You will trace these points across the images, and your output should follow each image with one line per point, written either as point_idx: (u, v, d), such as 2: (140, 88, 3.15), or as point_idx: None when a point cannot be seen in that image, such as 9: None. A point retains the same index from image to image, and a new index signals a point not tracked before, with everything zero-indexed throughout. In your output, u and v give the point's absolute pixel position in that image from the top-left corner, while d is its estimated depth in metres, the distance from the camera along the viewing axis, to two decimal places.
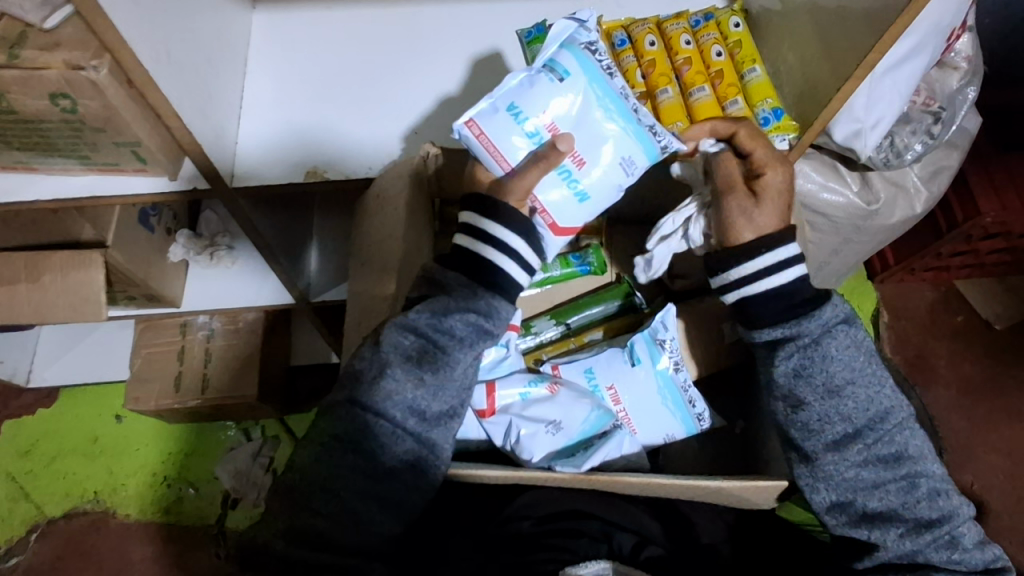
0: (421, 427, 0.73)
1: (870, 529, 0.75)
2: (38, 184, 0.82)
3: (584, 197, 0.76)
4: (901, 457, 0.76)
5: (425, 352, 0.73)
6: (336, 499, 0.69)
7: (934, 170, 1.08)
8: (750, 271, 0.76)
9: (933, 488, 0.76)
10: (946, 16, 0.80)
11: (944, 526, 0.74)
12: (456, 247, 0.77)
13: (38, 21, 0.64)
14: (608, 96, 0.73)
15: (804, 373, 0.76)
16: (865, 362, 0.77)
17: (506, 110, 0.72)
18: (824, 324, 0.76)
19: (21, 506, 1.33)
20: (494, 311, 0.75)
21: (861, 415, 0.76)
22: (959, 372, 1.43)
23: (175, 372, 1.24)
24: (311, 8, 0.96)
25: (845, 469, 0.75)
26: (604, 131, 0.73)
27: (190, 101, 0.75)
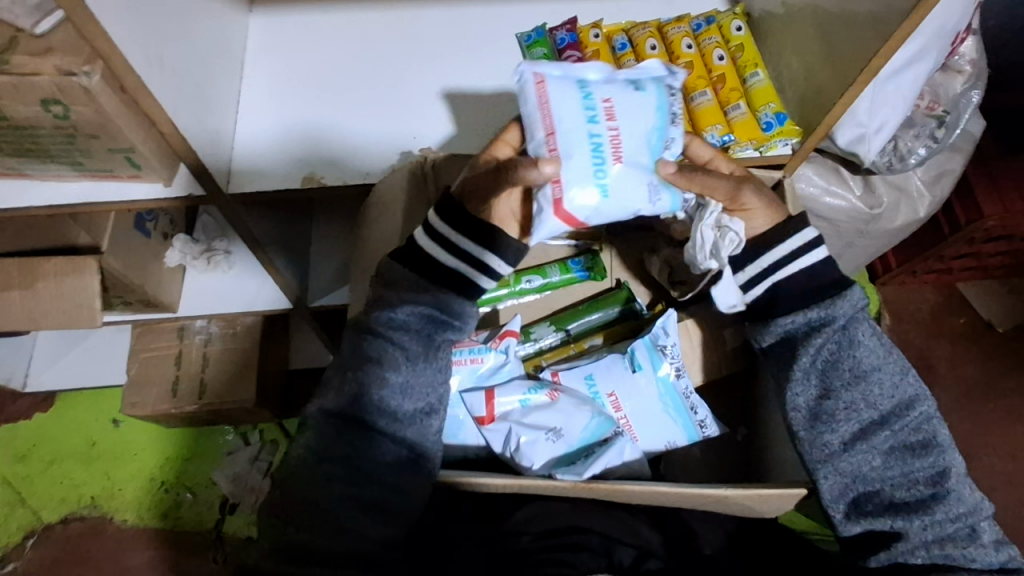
0: (396, 427, 0.72)
1: (894, 519, 0.73)
2: (31, 190, 0.81)
3: (603, 189, 0.65)
4: (929, 446, 0.74)
5: (383, 351, 0.72)
6: (331, 513, 0.68)
7: (938, 173, 1.07)
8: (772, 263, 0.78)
9: (961, 481, 0.74)
10: (952, 20, 0.79)
11: (966, 519, 0.73)
12: (412, 242, 0.75)
13: (29, 27, 0.63)
14: (667, 127, 0.69)
15: (832, 360, 0.76)
16: (888, 350, 0.77)
17: (575, 81, 0.68)
18: (853, 309, 0.77)
19: (17, 511, 1.32)
20: (448, 303, 0.74)
21: (887, 402, 0.75)
22: (961, 375, 1.42)
23: (172, 377, 1.23)
24: (309, 11, 0.95)
25: (871, 457, 0.74)
26: (648, 143, 0.67)
27: (185, 107, 0.74)
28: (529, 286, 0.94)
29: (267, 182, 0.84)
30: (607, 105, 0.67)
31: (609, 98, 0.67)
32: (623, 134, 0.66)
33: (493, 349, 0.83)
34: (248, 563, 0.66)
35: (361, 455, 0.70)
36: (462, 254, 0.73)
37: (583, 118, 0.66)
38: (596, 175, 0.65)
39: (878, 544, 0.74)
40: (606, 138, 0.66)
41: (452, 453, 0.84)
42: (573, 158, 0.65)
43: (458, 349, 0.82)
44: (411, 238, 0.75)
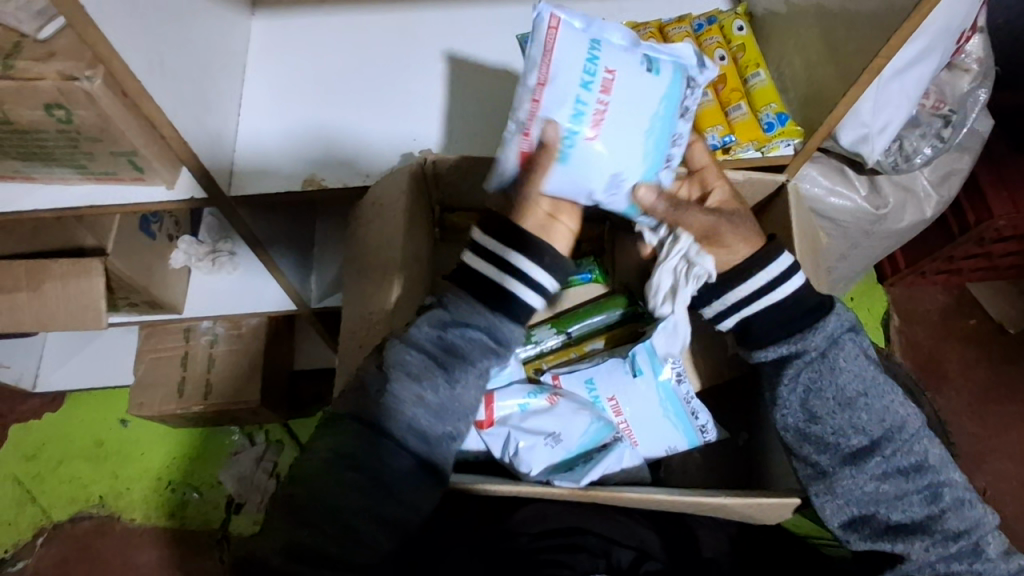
0: (423, 448, 0.71)
1: (893, 542, 0.72)
2: (37, 192, 0.82)
3: (570, 157, 0.68)
4: (922, 467, 0.73)
5: (425, 368, 0.72)
6: (330, 517, 0.67)
7: (945, 173, 1.06)
8: (739, 297, 0.75)
9: (958, 499, 0.73)
10: (957, 19, 0.78)
11: (969, 535, 0.73)
12: (464, 266, 0.75)
13: (33, 32, 0.64)
14: (663, 123, 0.70)
15: (814, 387, 0.74)
16: (875, 372, 0.76)
17: (590, 38, 0.66)
18: (829, 336, 0.75)
19: (27, 510, 1.34)
20: (497, 326, 0.74)
21: (876, 427, 0.74)
22: (972, 377, 1.41)
23: (178, 377, 1.24)
24: (310, 14, 0.96)
25: (864, 483, 0.73)
26: (636, 130, 0.68)
27: (187, 111, 0.74)
28: None
29: (269, 183, 0.85)
30: (608, 78, 0.66)
31: (614, 69, 0.66)
32: (610, 112, 0.67)
33: None
34: (245, 565, 0.67)
35: (376, 473, 0.69)
36: (508, 268, 0.73)
37: (580, 81, 0.66)
38: (565, 140, 0.67)
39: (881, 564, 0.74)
40: (591, 109, 0.66)
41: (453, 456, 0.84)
42: (553, 114, 0.66)
43: None
44: (459, 263, 0.76)
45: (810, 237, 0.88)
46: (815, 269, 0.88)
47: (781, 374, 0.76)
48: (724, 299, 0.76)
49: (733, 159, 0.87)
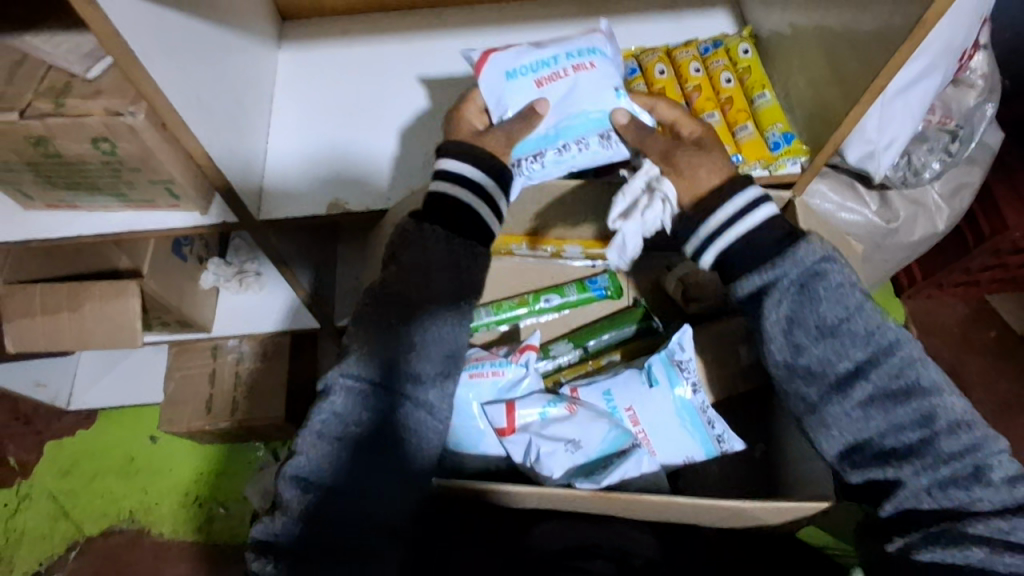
0: (416, 388, 0.73)
1: (886, 468, 0.69)
2: (80, 221, 0.87)
3: (513, 78, 0.83)
4: (912, 390, 0.70)
5: (408, 313, 0.75)
6: (348, 477, 0.70)
7: (956, 186, 1.07)
8: (716, 227, 0.75)
9: (954, 422, 0.69)
10: (958, 38, 0.79)
11: (970, 459, 0.68)
12: (432, 197, 0.78)
13: (82, 72, 0.70)
14: (584, 119, 0.83)
15: (796, 319, 0.72)
16: (861, 299, 0.72)
17: (603, 49, 0.85)
18: (806, 267, 0.72)
19: (61, 524, 1.38)
20: (467, 257, 0.77)
21: (861, 352, 0.71)
22: (994, 389, 1.40)
23: (206, 395, 1.28)
24: (333, 46, 1.00)
25: (848, 409, 0.71)
26: (567, 105, 0.82)
27: (222, 142, 0.79)
28: (548, 303, 0.98)
29: (296, 208, 0.89)
30: (586, 64, 0.83)
31: (594, 63, 0.83)
32: (563, 79, 0.82)
33: (514, 362, 0.85)
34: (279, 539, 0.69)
35: (395, 426, 0.72)
36: (481, 193, 0.79)
37: (567, 52, 0.84)
38: (523, 67, 0.83)
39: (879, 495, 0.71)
40: (554, 66, 0.83)
41: (473, 464, 0.85)
42: (529, 58, 0.84)
43: (480, 362, 0.84)
44: (428, 194, 0.79)
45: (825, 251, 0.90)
46: None
47: (761, 308, 0.73)
48: (700, 230, 0.76)
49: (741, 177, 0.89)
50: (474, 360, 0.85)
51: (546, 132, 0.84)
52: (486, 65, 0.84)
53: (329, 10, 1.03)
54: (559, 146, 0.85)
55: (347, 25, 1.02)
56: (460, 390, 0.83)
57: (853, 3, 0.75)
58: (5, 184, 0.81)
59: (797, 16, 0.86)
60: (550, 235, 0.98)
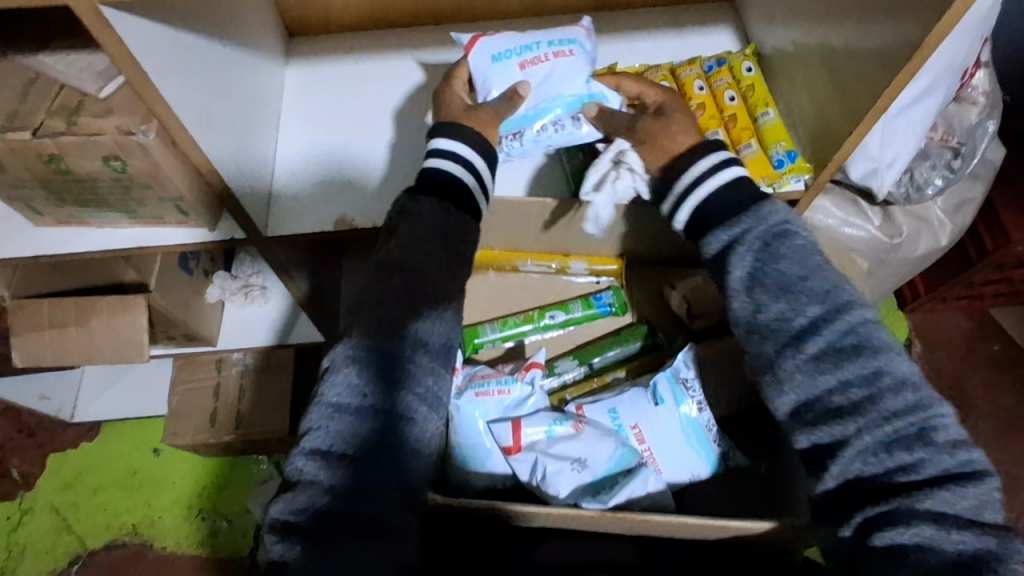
0: (426, 357, 0.71)
1: (835, 426, 0.66)
2: (89, 236, 0.87)
3: (497, 60, 0.86)
4: (861, 347, 0.67)
5: (413, 282, 0.73)
6: (372, 447, 0.66)
7: (959, 202, 1.08)
8: (684, 186, 0.78)
9: (901, 382, 0.66)
10: (960, 56, 0.79)
11: (913, 418, 0.65)
12: (427, 172, 0.79)
13: (95, 91, 0.70)
14: (560, 101, 0.85)
15: (757, 276, 0.72)
16: (821, 262, 0.72)
17: (581, 40, 0.88)
18: (771, 227, 0.73)
19: (64, 537, 1.38)
20: (462, 228, 0.78)
21: (816, 307, 0.69)
22: (999, 404, 1.39)
23: (210, 408, 1.28)
24: (339, 61, 1.01)
25: (799, 363, 0.68)
26: (545, 87, 0.85)
27: (232, 160, 0.80)
28: (554, 320, 0.99)
29: (302, 224, 0.89)
30: (564, 52, 0.86)
31: (571, 52, 0.86)
32: (543, 64, 0.85)
33: (520, 380, 0.85)
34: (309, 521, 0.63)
35: (406, 396, 0.69)
36: (473, 171, 0.80)
37: (548, 40, 0.87)
38: (506, 51, 0.86)
39: (824, 457, 0.67)
40: (535, 53, 0.86)
41: (478, 482, 0.84)
42: (514, 45, 0.86)
43: (486, 380, 0.85)
44: (423, 170, 0.80)
45: None
46: None
47: (727, 264, 0.74)
48: (676, 186, 0.78)
49: None
50: (480, 378, 0.86)
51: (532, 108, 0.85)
52: (475, 47, 0.87)
53: (336, 26, 1.03)
54: (537, 126, 0.86)
55: (353, 41, 1.03)
56: (467, 408, 0.83)
57: (856, 23, 0.75)
58: (16, 200, 0.82)
59: (800, 34, 0.87)
60: (553, 251, 1.01)
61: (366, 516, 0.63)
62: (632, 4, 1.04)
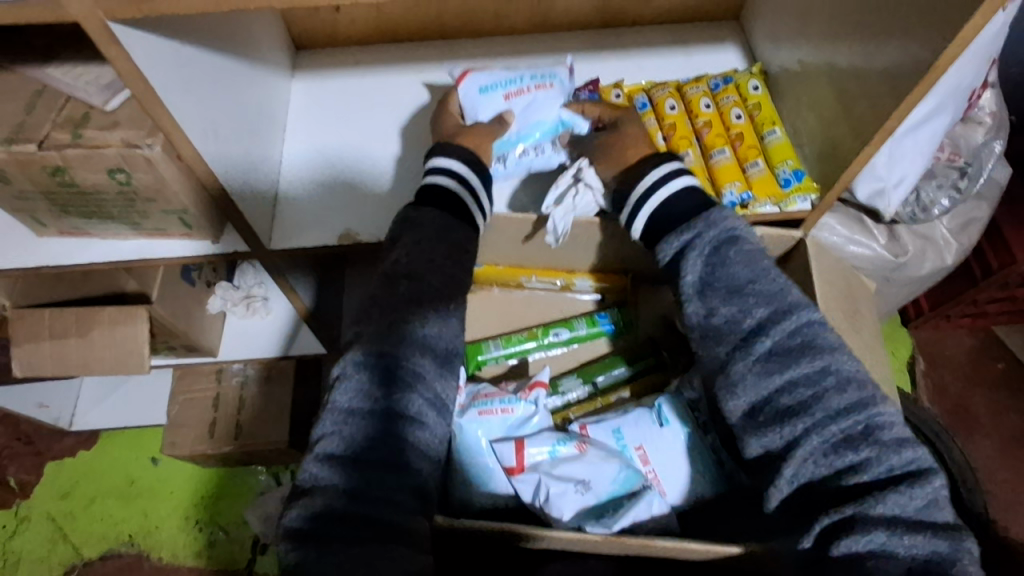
0: (435, 364, 0.71)
1: (784, 428, 0.67)
2: (92, 247, 0.87)
3: (484, 91, 0.88)
4: (808, 348, 0.69)
5: (417, 288, 0.73)
6: (384, 451, 0.66)
7: (964, 221, 1.08)
8: (641, 194, 0.79)
9: (846, 380, 0.67)
10: (968, 79, 0.80)
11: (858, 416, 0.66)
12: (427, 186, 0.80)
13: (101, 103, 0.70)
14: (539, 130, 0.88)
15: (708, 281, 0.74)
16: (769, 265, 0.73)
17: (564, 74, 0.91)
18: (719, 232, 0.74)
19: (59, 547, 1.37)
20: (466, 238, 0.78)
21: (763, 310, 0.70)
22: (1003, 423, 1.38)
23: (209, 419, 1.27)
24: (346, 75, 1.01)
25: (748, 366, 0.69)
26: (526, 117, 0.88)
27: (235, 173, 0.80)
28: (557, 337, 0.99)
29: (307, 238, 0.89)
30: (546, 85, 0.88)
31: (553, 86, 0.89)
32: (525, 97, 0.88)
33: (523, 399, 0.85)
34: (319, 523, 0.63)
35: (414, 402, 0.68)
36: (470, 187, 0.81)
37: (532, 73, 0.89)
38: (492, 83, 0.88)
39: (776, 460, 0.68)
40: (519, 84, 0.88)
41: (480, 501, 0.84)
42: (502, 74, 0.89)
43: (489, 399, 0.84)
44: (422, 185, 0.80)
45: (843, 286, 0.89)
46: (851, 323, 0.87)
47: (681, 269, 0.76)
48: (633, 193, 0.80)
49: (751, 214, 0.89)
50: (483, 397, 0.85)
51: (521, 129, 0.88)
52: (465, 79, 0.89)
53: (343, 40, 1.03)
54: (517, 151, 0.89)
55: (360, 55, 1.03)
56: (469, 426, 0.82)
57: (864, 43, 0.75)
58: (20, 211, 0.82)
59: (807, 53, 0.87)
60: (558, 268, 1.01)
61: (379, 525, 0.63)
62: (638, 21, 1.04)
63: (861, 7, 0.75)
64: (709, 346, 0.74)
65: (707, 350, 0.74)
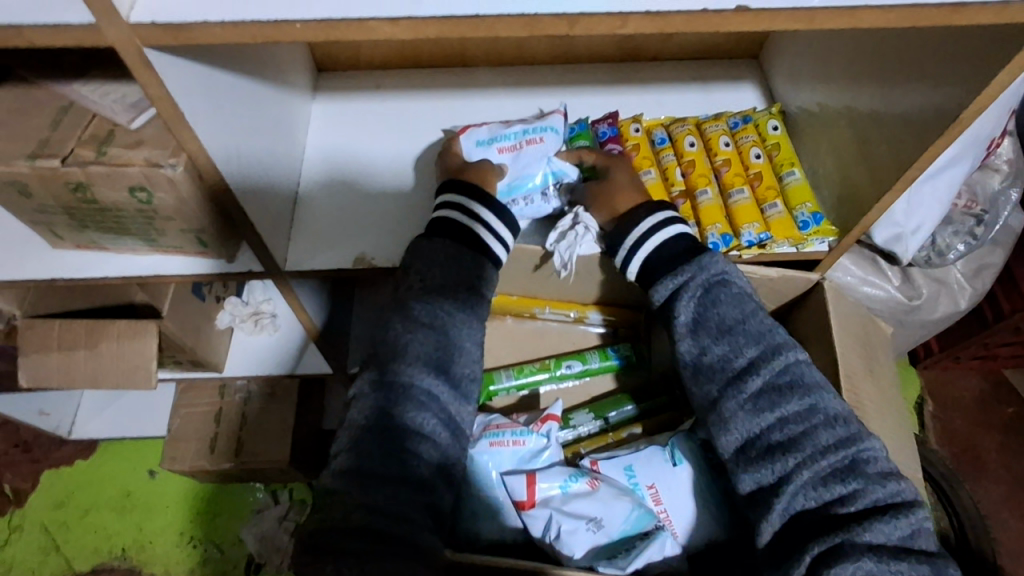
0: (448, 385, 0.71)
1: (775, 463, 0.68)
2: (108, 262, 0.87)
3: (479, 147, 0.87)
4: (796, 385, 0.70)
5: (436, 312, 0.73)
6: (393, 469, 0.66)
7: (978, 267, 1.07)
8: (634, 240, 0.78)
9: (831, 417, 0.69)
10: (988, 129, 0.80)
11: (845, 451, 0.67)
12: (438, 220, 0.79)
13: (126, 122, 0.71)
14: (532, 181, 0.87)
15: (700, 320, 0.75)
16: (756, 306, 0.75)
17: (556, 126, 0.88)
18: (710, 274, 0.76)
19: (52, 558, 1.34)
20: (481, 267, 0.78)
21: (753, 349, 0.72)
22: (1012, 470, 1.36)
23: (211, 434, 1.26)
24: (367, 98, 1.02)
25: (740, 403, 0.71)
26: (520, 169, 0.86)
27: (254, 195, 0.81)
28: (570, 370, 0.98)
29: (323, 261, 0.89)
30: (538, 139, 0.87)
31: (545, 139, 0.87)
32: (518, 150, 0.86)
33: (536, 432, 0.84)
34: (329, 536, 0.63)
35: (425, 422, 0.69)
36: (481, 221, 0.79)
37: (524, 126, 0.87)
38: (487, 138, 0.87)
39: (767, 494, 0.69)
40: (512, 138, 0.87)
41: (487, 535, 0.84)
42: (497, 126, 0.88)
43: (500, 431, 0.84)
44: (433, 220, 0.79)
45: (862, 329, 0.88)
46: (868, 367, 0.86)
47: (673, 310, 0.77)
48: (623, 244, 0.79)
49: (768, 254, 0.90)
50: (494, 428, 0.85)
51: (518, 180, 0.87)
52: (462, 132, 0.88)
53: (365, 64, 1.04)
54: (513, 200, 0.88)
55: (381, 79, 1.03)
56: (481, 458, 0.83)
57: (885, 90, 0.76)
58: (38, 223, 0.82)
59: (826, 96, 0.87)
60: (572, 300, 1.01)
61: (389, 542, 0.62)
62: (658, 56, 1.04)
63: (882, 54, 0.75)
64: (701, 384, 0.75)
65: (699, 388, 0.75)
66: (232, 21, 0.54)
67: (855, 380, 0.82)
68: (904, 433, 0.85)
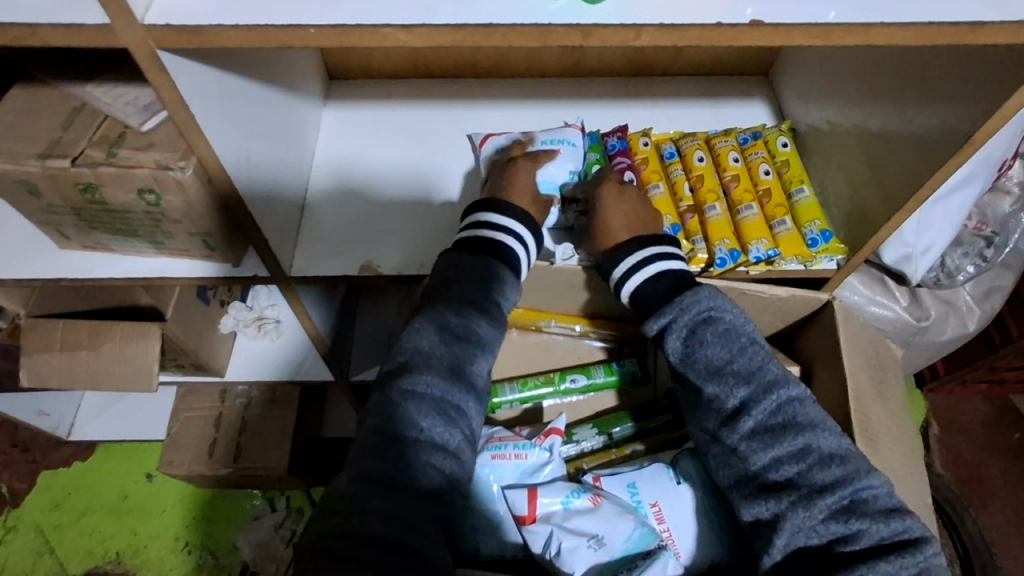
0: (461, 398, 0.70)
1: (770, 503, 0.68)
2: (113, 263, 0.87)
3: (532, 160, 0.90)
4: (787, 426, 0.69)
5: (458, 323, 0.72)
6: (406, 480, 0.64)
7: (986, 289, 1.07)
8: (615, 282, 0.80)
9: (827, 456, 0.67)
10: (1001, 151, 0.79)
11: (842, 491, 0.66)
12: (466, 236, 0.78)
13: (137, 124, 0.71)
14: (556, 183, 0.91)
15: (689, 360, 0.75)
16: (746, 342, 0.74)
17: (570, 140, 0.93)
18: (695, 313, 0.75)
19: (44, 560, 1.33)
20: (507, 281, 0.76)
21: (743, 389, 0.71)
22: (1019, 496, 1.34)
23: (210, 439, 1.25)
24: (377, 107, 1.02)
25: (733, 442, 0.70)
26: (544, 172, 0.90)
27: (262, 199, 0.81)
28: (574, 384, 0.97)
29: (329, 267, 0.89)
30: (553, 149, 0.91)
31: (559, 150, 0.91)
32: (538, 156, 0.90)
33: (538, 445, 0.84)
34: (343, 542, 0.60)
35: (444, 433, 0.67)
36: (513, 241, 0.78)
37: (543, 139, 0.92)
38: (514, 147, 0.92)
39: (765, 534, 0.68)
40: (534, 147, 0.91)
41: (486, 551, 0.82)
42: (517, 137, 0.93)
43: (503, 443, 0.83)
44: (460, 237, 0.79)
45: (871, 349, 0.87)
46: (878, 388, 0.85)
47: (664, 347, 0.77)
48: (609, 278, 0.81)
49: (777, 271, 0.89)
50: (497, 440, 0.84)
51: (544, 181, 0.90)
52: (485, 141, 0.92)
53: (377, 72, 1.04)
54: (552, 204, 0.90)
55: (392, 88, 1.04)
56: (482, 471, 0.83)
57: (897, 111, 0.75)
58: (46, 223, 0.82)
59: (838, 115, 0.87)
60: (578, 314, 1.00)
61: (404, 553, 0.61)
62: (668, 72, 1.05)
63: (894, 74, 0.75)
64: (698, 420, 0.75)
65: (697, 424, 0.75)
66: (248, 26, 0.54)
67: (864, 401, 0.81)
68: (913, 457, 0.84)
